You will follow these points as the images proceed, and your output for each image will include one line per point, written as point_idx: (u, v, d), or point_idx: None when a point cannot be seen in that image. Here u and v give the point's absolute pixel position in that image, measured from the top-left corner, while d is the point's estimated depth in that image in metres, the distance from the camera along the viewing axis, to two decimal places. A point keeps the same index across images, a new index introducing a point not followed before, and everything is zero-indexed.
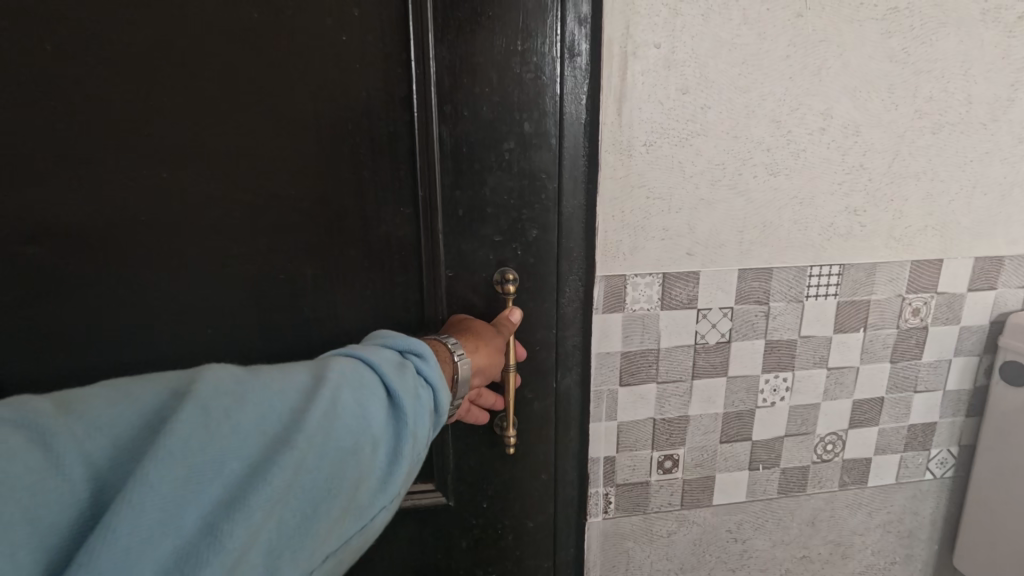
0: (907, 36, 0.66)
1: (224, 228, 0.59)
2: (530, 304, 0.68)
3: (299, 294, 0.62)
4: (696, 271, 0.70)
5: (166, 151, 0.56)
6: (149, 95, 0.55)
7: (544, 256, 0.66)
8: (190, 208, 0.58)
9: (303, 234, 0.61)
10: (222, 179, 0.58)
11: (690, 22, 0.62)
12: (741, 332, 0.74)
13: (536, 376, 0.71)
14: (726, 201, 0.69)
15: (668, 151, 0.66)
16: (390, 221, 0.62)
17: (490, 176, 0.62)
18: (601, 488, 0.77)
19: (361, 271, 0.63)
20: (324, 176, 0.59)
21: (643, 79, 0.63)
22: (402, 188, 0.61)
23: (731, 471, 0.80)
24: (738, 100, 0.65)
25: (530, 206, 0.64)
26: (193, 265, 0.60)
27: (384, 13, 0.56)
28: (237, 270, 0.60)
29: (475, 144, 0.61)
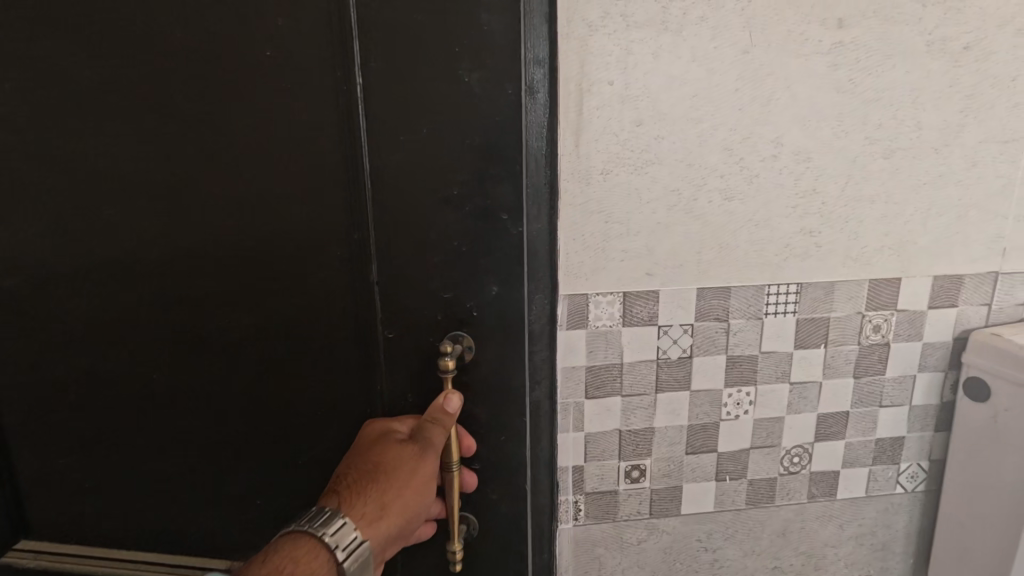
0: (853, 68, 0.70)
1: (181, 251, 0.64)
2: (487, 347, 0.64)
3: (267, 325, 0.66)
4: (656, 290, 0.74)
5: (149, 196, 0.63)
6: (137, 145, 0.62)
7: (501, 296, 0.63)
8: (166, 241, 0.64)
9: (266, 273, 0.64)
10: (177, 204, 0.63)
11: (641, 61, 0.67)
12: (702, 347, 0.77)
13: (497, 422, 0.67)
14: (683, 224, 0.73)
15: (624, 179, 0.70)
16: (343, 261, 0.63)
17: (436, 213, 0.60)
18: (571, 496, 0.81)
19: (307, 300, 0.64)
20: (263, 204, 0.62)
21: (599, 113, 0.68)
22: (342, 217, 0.61)
23: (698, 482, 0.83)
24: (691, 131, 0.70)
25: (483, 247, 0.61)
26: (160, 282, 0.66)
27: (313, 35, 0.57)
28: (196, 289, 0.65)
29: (426, 187, 0.60)
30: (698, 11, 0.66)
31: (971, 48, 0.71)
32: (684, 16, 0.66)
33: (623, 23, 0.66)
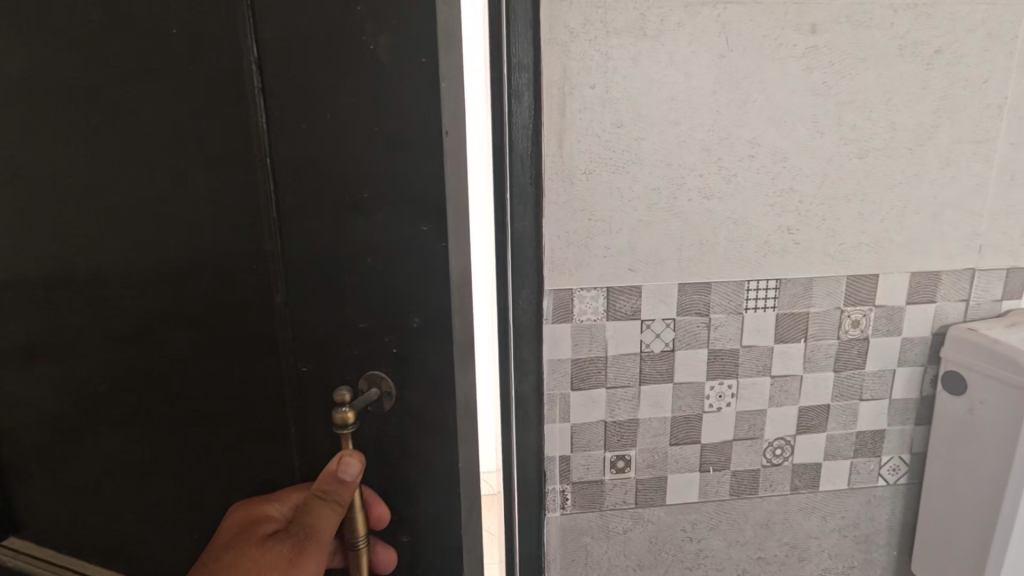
0: (827, 71, 0.73)
1: (58, 263, 0.53)
2: (417, 401, 0.49)
3: (185, 345, 0.52)
4: (638, 285, 0.77)
5: (26, 179, 0.52)
6: (19, 127, 0.51)
7: (430, 337, 0.47)
8: (46, 253, 0.53)
9: (154, 275, 0.51)
10: (50, 211, 0.52)
11: (621, 65, 0.70)
12: (684, 341, 0.80)
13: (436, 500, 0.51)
14: (663, 222, 0.76)
15: (606, 178, 0.73)
16: (234, 288, 0.50)
17: (343, 226, 0.46)
18: (557, 485, 0.84)
19: (202, 335, 0.52)
20: (144, 212, 0.50)
21: (581, 116, 0.71)
22: (232, 233, 0.48)
23: (682, 473, 0.86)
24: (670, 133, 0.73)
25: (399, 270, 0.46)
26: (45, 302, 0.55)
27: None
28: (81, 311, 0.54)
29: (346, 171, 0.45)
30: (675, 18, 0.70)
31: (943, 51, 0.73)
32: (662, 22, 0.70)
33: (603, 30, 0.69)
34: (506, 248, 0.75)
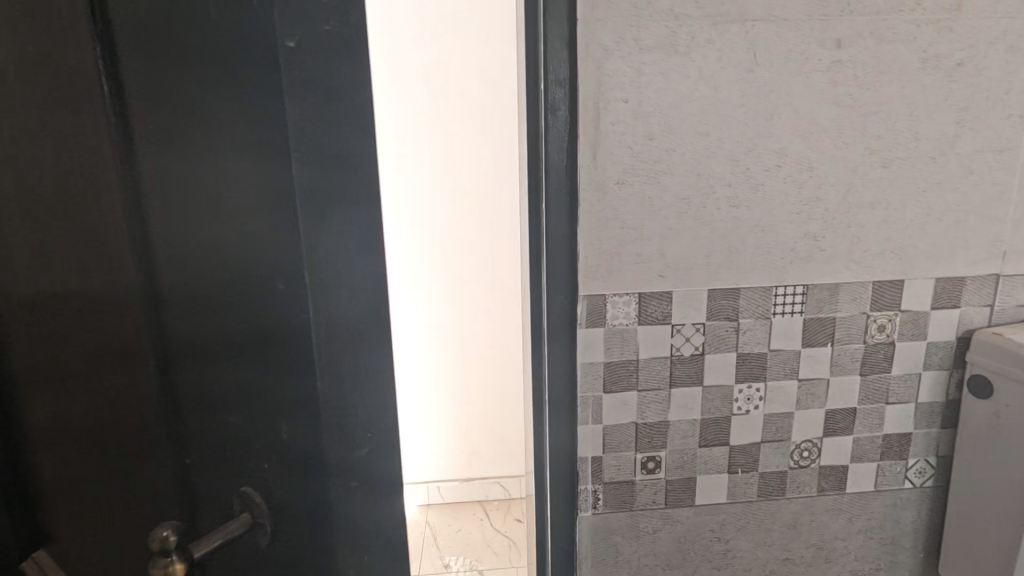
0: (851, 84, 0.76)
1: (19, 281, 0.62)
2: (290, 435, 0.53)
3: (103, 362, 0.60)
4: (669, 291, 0.80)
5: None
6: None
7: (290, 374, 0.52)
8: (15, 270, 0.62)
9: (78, 297, 0.59)
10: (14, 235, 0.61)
11: (653, 80, 0.73)
12: (714, 345, 0.83)
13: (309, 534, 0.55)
14: (693, 229, 0.78)
15: (638, 188, 0.76)
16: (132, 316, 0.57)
17: (214, 272, 0.52)
18: (590, 485, 0.86)
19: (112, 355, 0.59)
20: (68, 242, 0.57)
21: (614, 128, 0.74)
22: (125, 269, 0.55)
23: (711, 474, 0.88)
24: (699, 144, 0.76)
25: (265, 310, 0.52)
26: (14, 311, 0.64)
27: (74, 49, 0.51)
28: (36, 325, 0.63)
29: (227, 168, 0.49)
30: (705, 34, 0.73)
31: (964, 64, 0.76)
32: (693, 40, 0.73)
33: (636, 46, 0.72)
34: (543, 252, 0.79)
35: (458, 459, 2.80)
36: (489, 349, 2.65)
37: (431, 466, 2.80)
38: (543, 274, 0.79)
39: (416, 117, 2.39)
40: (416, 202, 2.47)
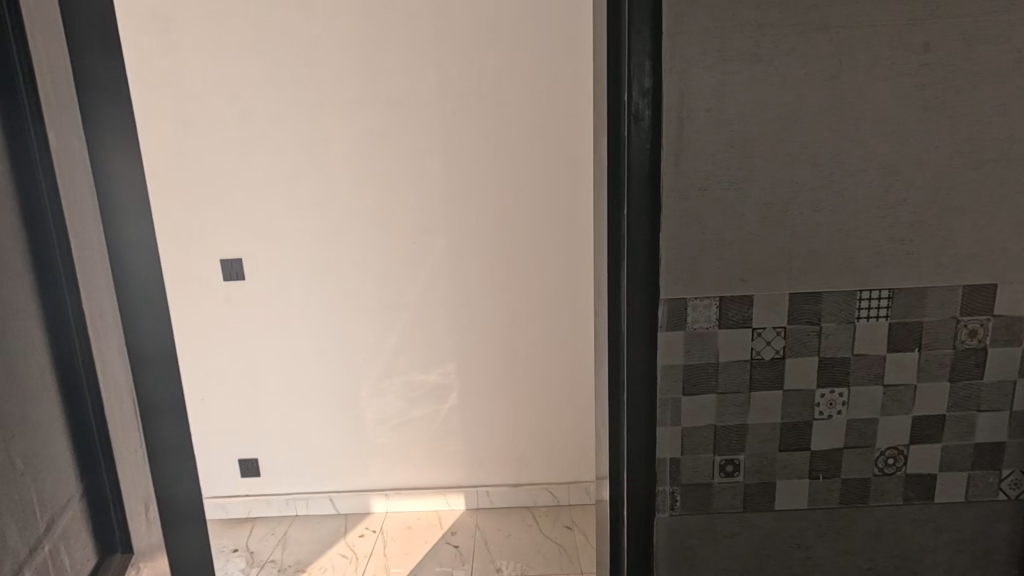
0: (940, 86, 0.75)
1: None
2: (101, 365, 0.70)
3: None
4: (750, 295, 0.81)
5: None
6: None
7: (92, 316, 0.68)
8: None
9: None
10: None
11: (736, 88, 0.75)
12: (795, 349, 0.83)
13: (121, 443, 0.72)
14: (774, 234, 0.79)
15: (721, 193, 0.78)
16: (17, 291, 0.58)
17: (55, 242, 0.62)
18: (668, 487, 0.87)
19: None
20: None
21: (697, 135, 0.76)
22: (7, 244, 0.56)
23: (791, 479, 0.87)
24: (781, 149, 0.77)
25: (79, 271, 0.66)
26: None
27: None
28: None
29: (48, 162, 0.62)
30: (788, 43, 0.74)
31: None
32: (776, 48, 0.74)
33: (719, 57, 0.74)
34: (628, 256, 0.81)
35: (506, 464, 2.83)
36: (541, 351, 2.70)
37: (480, 470, 2.84)
38: (627, 278, 0.81)
39: (471, 126, 2.47)
40: (473, 208, 2.54)
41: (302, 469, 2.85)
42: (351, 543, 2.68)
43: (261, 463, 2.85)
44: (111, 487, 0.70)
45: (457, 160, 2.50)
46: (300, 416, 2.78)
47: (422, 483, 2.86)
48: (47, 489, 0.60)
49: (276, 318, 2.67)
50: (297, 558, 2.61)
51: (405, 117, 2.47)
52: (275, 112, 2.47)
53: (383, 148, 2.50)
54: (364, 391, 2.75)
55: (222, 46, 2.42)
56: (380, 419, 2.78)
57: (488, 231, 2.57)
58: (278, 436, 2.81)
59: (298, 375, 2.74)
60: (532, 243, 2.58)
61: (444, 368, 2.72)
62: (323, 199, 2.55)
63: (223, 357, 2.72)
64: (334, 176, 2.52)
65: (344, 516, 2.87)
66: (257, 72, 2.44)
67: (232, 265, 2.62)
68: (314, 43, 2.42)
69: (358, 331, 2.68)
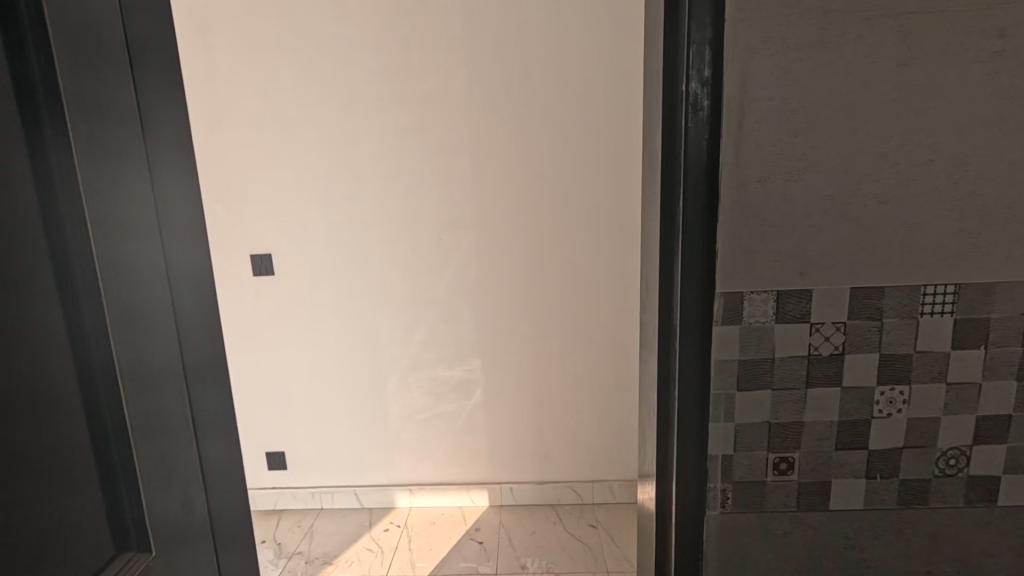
0: (1014, 74, 0.72)
1: None
2: (137, 369, 0.76)
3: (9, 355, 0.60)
4: (809, 289, 0.79)
5: None
6: None
7: (127, 325, 0.74)
8: None
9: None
10: None
11: (800, 78, 0.73)
12: (854, 345, 0.81)
13: (151, 446, 0.78)
14: (836, 226, 0.77)
15: (780, 185, 0.76)
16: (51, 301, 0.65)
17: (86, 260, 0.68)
18: (719, 483, 0.86)
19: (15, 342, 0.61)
20: None
21: (758, 125, 0.75)
22: (34, 261, 0.63)
23: (848, 479, 0.85)
24: (846, 140, 0.75)
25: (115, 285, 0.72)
26: None
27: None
28: None
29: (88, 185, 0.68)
30: (855, 30, 0.72)
31: None
32: (843, 36, 0.72)
33: (784, 45, 0.73)
34: (681, 249, 0.80)
35: (531, 462, 2.83)
36: (567, 350, 2.69)
37: (504, 467, 2.85)
38: (681, 271, 0.80)
39: (499, 125, 2.47)
40: (500, 206, 2.54)
41: (328, 462, 2.88)
42: (376, 536, 2.71)
43: (289, 455, 2.88)
44: (130, 491, 0.74)
45: (486, 158, 2.51)
46: (327, 410, 2.81)
47: (446, 479, 2.87)
48: (52, 496, 0.65)
49: (306, 312, 2.70)
50: (325, 550, 2.63)
51: (434, 115, 2.48)
52: (306, 109, 2.50)
53: (412, 145, 2.51)
54: (391, 387, 2.77)
55: (255, 44, 2.45)
56: (406, 414, 2.80)
57: (516, 229, 2.56)
58: (306, 430, 2.84)
59: (326, 370, 2.76)
60: (559, 241, 2.57)
61: (469, 365, 2.72)
62: (353, 195, 2.57)
63: (252, 351, 2.76)
64: (364, 172, 2.54)
65: (369, 510, 2.90)
66: (289, 71, 2.47)
67: (263, 261, 2.65)
68: (346, 42, 2.44)
69: (384, 326, 2.70)
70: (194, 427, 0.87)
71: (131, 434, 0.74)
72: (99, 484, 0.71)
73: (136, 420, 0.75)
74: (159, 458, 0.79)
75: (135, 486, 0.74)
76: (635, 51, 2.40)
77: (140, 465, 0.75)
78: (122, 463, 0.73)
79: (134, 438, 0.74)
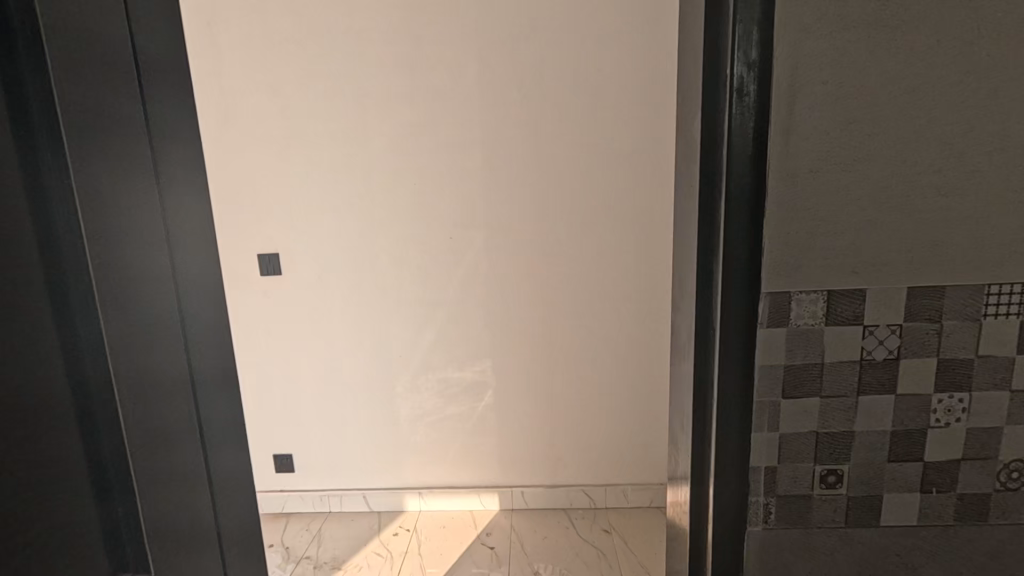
0: None
1: None
2: (143, 384, 0.70)
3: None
4: (863, 289, 0.73)
5: None
6: None
7: (132, 336, 0.68)
8: None
9: None
10: None
11: (856, 59, 0.68)
12: (911, 350, 0.75)
13: (159, 466, 0.72)
14: (894, 220, 0.72)
15: (832, 177, 0.71)
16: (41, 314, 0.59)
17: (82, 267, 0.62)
18: (761, 497, 0.80)
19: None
20: None
21: (810, 112, 0.69)
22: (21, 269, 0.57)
23: (901, 493, 0.79)
24: (906, 127, 0.69)
25: (117, 294, 0.66)
26: None
27: None
28: None
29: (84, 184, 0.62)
30: (917, 7, 0.66)
31: None
32: (904, 13, 0.66)
33: (839, 23, 0.67)
34: (721, 243, 0.74)
35: (542, 465, 2.78)
36: (580, 351, 2.64)
37: (515, 470, 2.79)
38: (720, 268, 0.74)
39: (511, 122, 2.42)
40: (512, 204, 2.49)
41: (335, 466, 2.84)
42: (385, 541, 2.66)
43: (296, 458, 2.84)
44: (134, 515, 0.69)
45: (497, 155, 2.45)
46: (335, 412, 2.77)
47: (456, 482, 2.82)
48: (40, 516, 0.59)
49: (314, 313, 2.66)
50: (333, 554, 2.59)
51: (445, 112, 2.43)
52: (314, 106, 2.45)
53: (422, 142, 2.46)
54: (400, 388, 2.72)
55: (263, 40, 2.41)
56: (415, 417, 2.75)
57: (528, 228, 2.51)
58: (313, 432, 2.80)
59: (335, 371, 2.72)
60: (572, 240, 2.52)
61: (480, 366, 2.67)
62: (362, 194, 2.52)
63: (260, 352, 2.72)
64: (373, 170, 2.50)
65: (378, 513, 2.86)
66: (297, 67, 2.43)
67: (270, 260, 2.61)
68: (355, 38, 2.39)
69: (393, 326, 2.66)
70: (202, 442, 0.81)
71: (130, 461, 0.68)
72: (96, 515, 0.65)
73: (139, 444, 0.69)
74: (168, 478, 0.73)
75: (135, 512, 0.68)
76: (652, 45, 2.34)
77: (141, 491, 0.69)
78: (125, 486, 0.67)
79: (134, 463, 0.68)
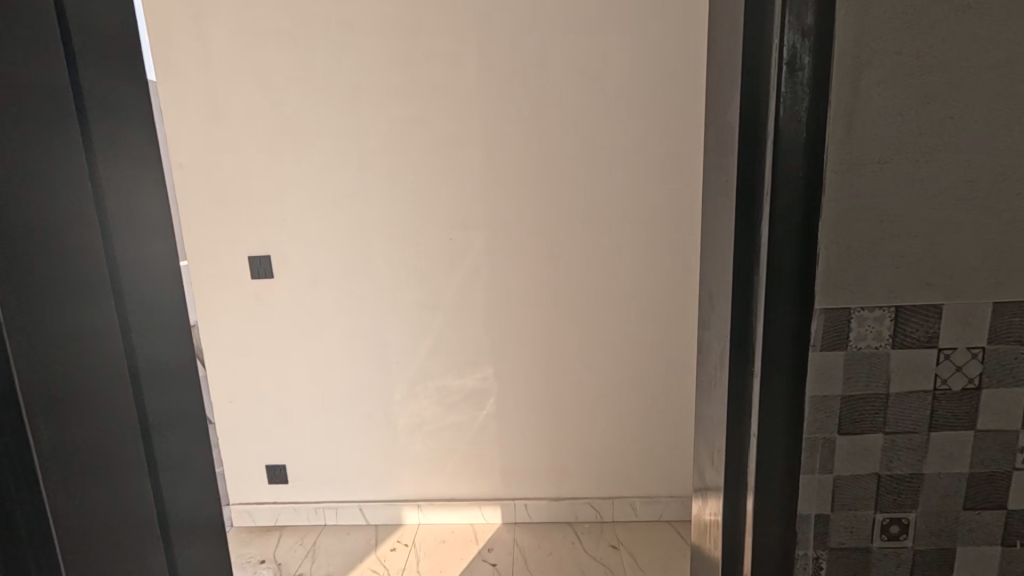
0: None
1: None
2: (66, 404, 0.54)
3: None
4: (938, 305, 0.61)
5: None
6: None
7: (46, 340, 0.52)
8: None
9: None
10: None
11: (937, 24, 0.55)
12: (996, 378, 0.62)
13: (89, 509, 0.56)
14: (978, 222, 0.59)
15: (905, 169, 0.58)
16: None
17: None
18: (811, 551, 0.68)
19: None
20: None
21: (878, 90, 0.57)
22: None
23: (978, 546, 0.66)
24: (995, 108, 0.56)
25: (21, 286, 0.50)
26: None
27: None
28: None
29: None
30: None
31: None
32: None
33: None
34: (765, 249, 0.61)
35: (547, 477, 2.65)
36: (586, 358, 2.51)
37: (518, 482, 2.67)
38: (764, 278, 0.62)
39: (514, 116, 2.29)
40: (514, 202, 2.37)
41: (330, 477, 2.72)
42: (382, 556, 2.54)
43: (290, 469, 2.72)
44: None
45: (499, 151, 2.33)
46: (330, 421, 2.65)
47: (456, 495, 2.70)
48: None
49: (307, 318, 2.54)
50: (328, 571, 2.47)
51: (444, 106, 2.30)
52: (308, 100, 2.33)
53: (419, 138, 2.34)
54: (398, 395, 2.60)
55: (254, 30, 2.28)
56: (414, 426, 2.63)
57: (531, 228, 2.39)
58: (307, 442, 2.68)
59: (330, 379, 2.60)
60: (577, 241, 2.39)
61: (482, 374, 2.55)
62: (357, 193, 2.40)
63: (251, 358, 2.60)
64: (368, 168, 2.38)
65: (375, 526, 2.74)
66: (288, 59, 2.30)
67: (261, 262, 2.49)
68: (349, 28, 2.27)
69: (390, 332, 2.53)
70: (147, 453, 0.65)
71: (38, 475, 0.51)
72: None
73: (54, 457, 0.53)
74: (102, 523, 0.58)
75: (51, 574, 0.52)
76: (663, 33, 2.20)
77: (55, 528, 0.53)
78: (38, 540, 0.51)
79: (44, 479, 0.52)
